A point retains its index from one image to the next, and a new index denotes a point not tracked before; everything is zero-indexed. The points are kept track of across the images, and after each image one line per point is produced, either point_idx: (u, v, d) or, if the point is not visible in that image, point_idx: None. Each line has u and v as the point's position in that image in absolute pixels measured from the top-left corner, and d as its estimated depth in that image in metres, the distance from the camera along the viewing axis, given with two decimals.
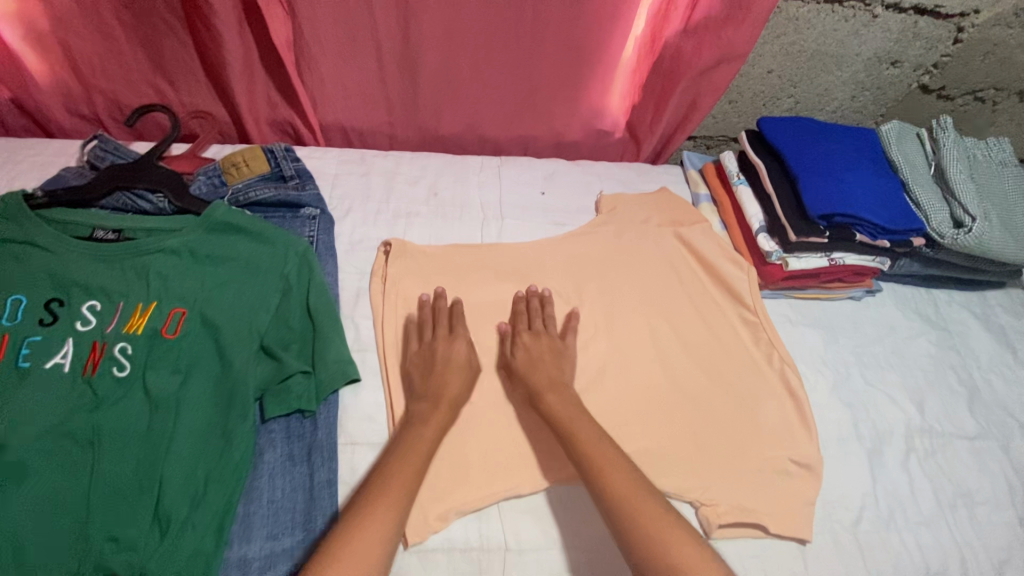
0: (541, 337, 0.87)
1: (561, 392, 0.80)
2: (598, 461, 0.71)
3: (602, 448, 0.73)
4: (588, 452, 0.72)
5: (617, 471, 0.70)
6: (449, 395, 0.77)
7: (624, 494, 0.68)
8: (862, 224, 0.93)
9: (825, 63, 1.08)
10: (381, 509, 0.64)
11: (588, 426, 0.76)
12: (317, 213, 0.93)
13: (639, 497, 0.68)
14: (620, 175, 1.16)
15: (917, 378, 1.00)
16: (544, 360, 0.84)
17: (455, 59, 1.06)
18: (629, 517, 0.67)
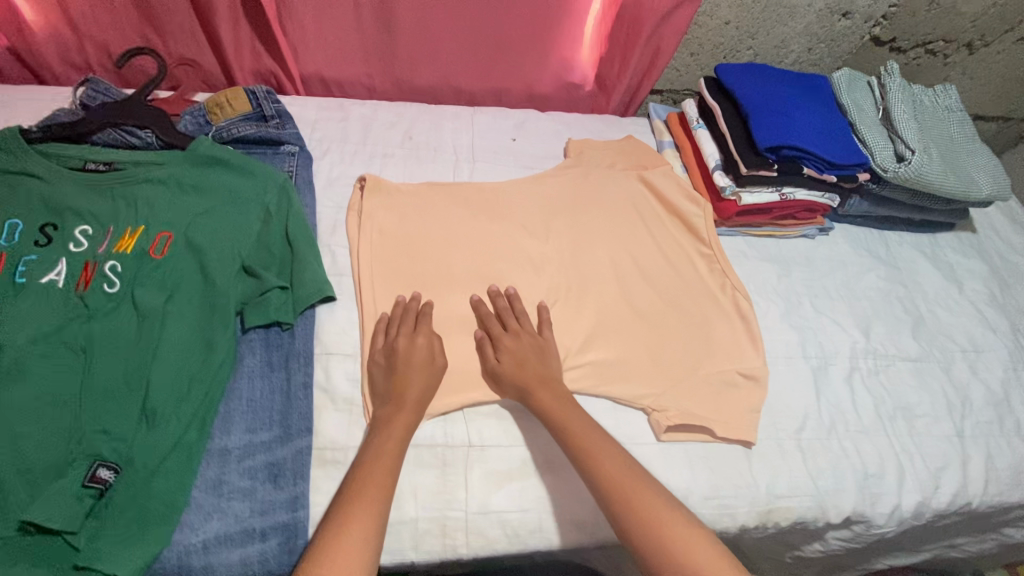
0: (521, 335, 0.86)
1: (551, 389, 0.81)
2: (583, 450, 0.74)
3: (591, 434, 0.76)
4: (573, 441, 0.75)
5: (604, 453, 0.75)
6: (412, 398, 0.77)
7: (609, 476, 0.72)
8: (808, 158, 0.99)
9: (779, 14, 1.14)
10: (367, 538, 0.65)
11: (574, 416, 0.78)
12: (296, 150, 0.99)
13: (626, 479, 0.72)
14: (588, 125, 1.23)
15: (865, 307, 1.07)
16: (525, 355, 0.83)
17: (429, 10, 1.11)
18: (621, 505, 0.70)
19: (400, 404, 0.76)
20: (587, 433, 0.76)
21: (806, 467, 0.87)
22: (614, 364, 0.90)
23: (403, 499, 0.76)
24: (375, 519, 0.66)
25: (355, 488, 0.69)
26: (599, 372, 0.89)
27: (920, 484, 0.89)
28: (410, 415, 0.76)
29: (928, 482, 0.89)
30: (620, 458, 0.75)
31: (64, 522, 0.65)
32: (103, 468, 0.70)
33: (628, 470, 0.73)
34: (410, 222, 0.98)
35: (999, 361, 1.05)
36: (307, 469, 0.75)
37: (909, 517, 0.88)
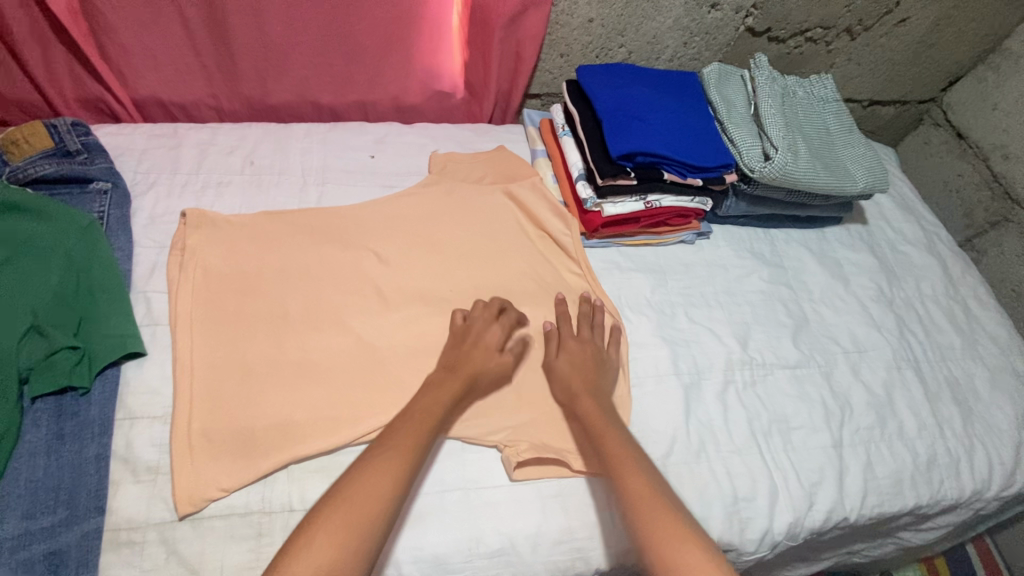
0: (585, 343, 0.86)
1: (596, 399, 0.80)
2: (621, 464, 0.71)
3: (628, 454, 0.72)
4: (615, 458, 0.72)
5: (634, 477, 0.69)
6: (472, 372, 0.79)
7: (637, 502, 0.67)
8: (668, 163, 0.94)
9: (644, 9, 1.08)
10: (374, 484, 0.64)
11: (616, 431, 0.75)
12: (109, 187, 0.89)
13: (652, 506, 0.66)
14: (457, 136, 1.16)
15: (744, 314, 1.02)
16: (582, 359, 0.84)
17: (266, 21, 1.02)
18: (647, 526, 0.64)
19: (457, 373, 0.79)
20: (623, 450, 0.72)
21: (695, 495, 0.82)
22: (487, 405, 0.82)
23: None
24: (399, 474, 0.66)
25: (393, 443, 0.68)
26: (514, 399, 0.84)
27: (792, 505, 0.84)
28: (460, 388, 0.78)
29: (801, 502, 0.85)
30: (652, 484, 0.69)
31: None
32: None
33: (656, 494, 0.67)
34: (245, 255, 0.90)
35: (883, 361, 1.01)
36: (94, 556, 0.67)
37: (782, 539, 0.84)
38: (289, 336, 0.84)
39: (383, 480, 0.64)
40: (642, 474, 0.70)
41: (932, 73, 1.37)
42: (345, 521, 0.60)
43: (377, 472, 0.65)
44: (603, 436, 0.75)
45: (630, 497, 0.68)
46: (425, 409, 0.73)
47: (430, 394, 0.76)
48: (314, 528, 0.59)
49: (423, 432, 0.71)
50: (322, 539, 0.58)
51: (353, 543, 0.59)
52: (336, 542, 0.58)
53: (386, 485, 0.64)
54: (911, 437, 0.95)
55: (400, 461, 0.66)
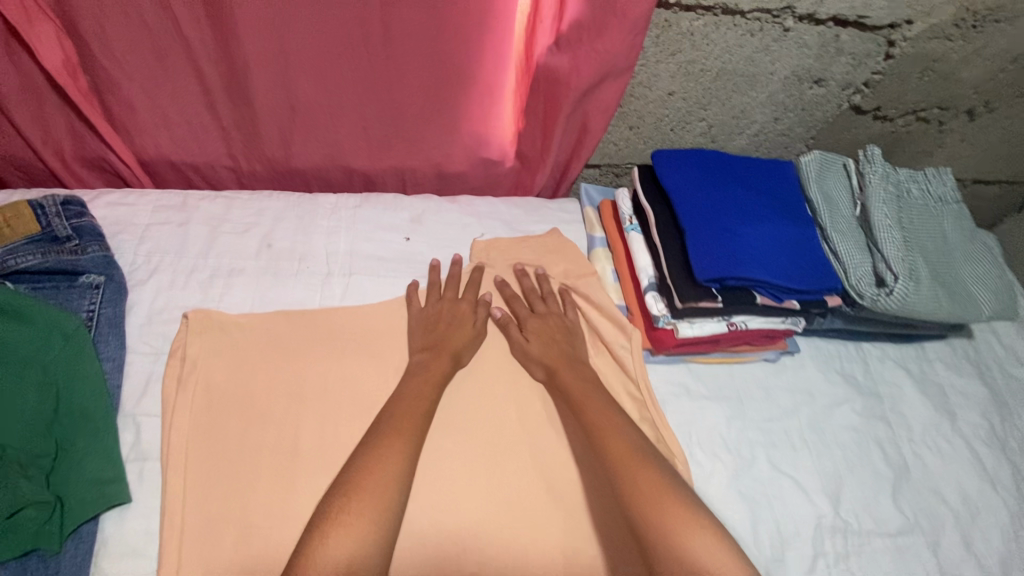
0: (548, 317, 0.85)
1: (573, 368, 0.80)
2: (601, 424, 0.73)
3: (609, 416, 0.74)
4: (591, 420, 0.73)
5: (614, 435, 0.71)
6: (453, 348, 0.80)
7: (620, 463, 0.69)
8: (762, 285, 0.78)
9: (736, 83, 0.91)
10: (396, 442, 0.67)
11: (593, 395, 0.76)
12: (102, 281, 0.77)
13: (633, 465, 0.68)
14: (503, 213, 1.00)
15: (835, 460, 0.86)
16: (550, 335, 0.83)
17: (295, 80, 0.88)
18: (627, 481, 0.67)
19: (437, 350, 0.79)
20: (603, 418, 0.73)
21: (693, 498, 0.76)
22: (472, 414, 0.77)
23: None
24: (408, 460, 0.67)
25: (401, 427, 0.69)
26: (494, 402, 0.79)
27: None
28: (444, 364, 0.78)
29: None
30: (630, 443, 0.70)
31: None
32: None
33: (640, 455, 0.69)
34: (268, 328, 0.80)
35: (999, 527, 0.85)
36: None
37: None
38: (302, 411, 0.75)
39: (398, 456, 0.66)
40: (628, 440, 0.71)
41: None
42: (367, 501, 0.62)
43: (390, 454, 0.66)
44: (583, 398, 0.76)
45: (614, 458, 0.69)
46: (415, 395, 0.74)
47: (420, 379, 0.76)
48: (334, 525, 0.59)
49: (419, 417, 0.72)
50: (351, 526, 0.60)
51: (381, 523, 0.61)
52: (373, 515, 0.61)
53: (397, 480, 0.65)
54: None
55: (408, 438, 0.69)
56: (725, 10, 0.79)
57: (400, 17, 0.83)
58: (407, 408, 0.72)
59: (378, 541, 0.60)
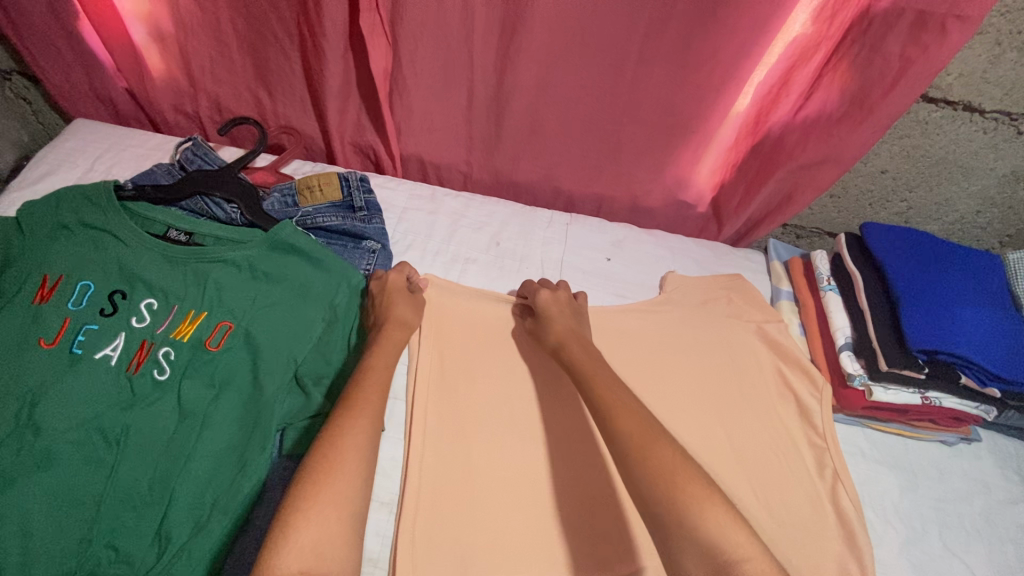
0: (557, 294, 0.90)
1: (581, 343, 0.82)
2: (611, 403, 0.69)
3: (617, 394, 0.71)
4: (601, 397, 0.71)
5: (629, 415, 0.67)
6: (401, 317, 0.84)
7: (631, 438, 0.64)
8: (970, 367, 0.81)
9: (952, 173, 0.96)
10: (361, 424, 0.66)
11: (603, 373, 0.75)
12: (378, 247, 0.93)
13: (650, 441, 0.63)
14: (693, 254, 1.09)
15: (1008, 556, 0.85)
16: (561, 309, 0.88)
17: (545, 110, 1.03)
18: (641, 458, 0.61)
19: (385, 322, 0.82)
20: (615, 393, 0.71)
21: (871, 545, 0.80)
22: (489, 407, 0.85)
23: None
24: (369, 444, 0.66)
25: (358, 411, 0.67)
26: (504, 389, 0.87)
27: None
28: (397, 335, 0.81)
29: None
30: (648, 424, 0.65)
31: None
32: None
33: (651, 432, 0.65)
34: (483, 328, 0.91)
35: None
36: None
37: None
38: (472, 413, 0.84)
39: (359, 444, 0.64)
40: (635, 415, 0.67)
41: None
42: (335, 479, 0.60)
43: (351, 437, 0.64)
44: (592, 372, 0.75)
45: (624, 435, 0.65)
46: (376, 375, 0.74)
47: (374, 352, 0.77)
48: (308, 511, 0.57)
49: (375, 405, 0.70)
50: (316, 517, 0.57)
51: (347, 516, 0.59)
52: (333, 496, 0.59)
53: (362, 469, 0.63)
54: None
55: (365, 425, 0.67)
56: (966, 106, 0.86)
57: (654, 74, 0.95)
58: (360, 400, 0.69)
59: (344, 531, 0.58)
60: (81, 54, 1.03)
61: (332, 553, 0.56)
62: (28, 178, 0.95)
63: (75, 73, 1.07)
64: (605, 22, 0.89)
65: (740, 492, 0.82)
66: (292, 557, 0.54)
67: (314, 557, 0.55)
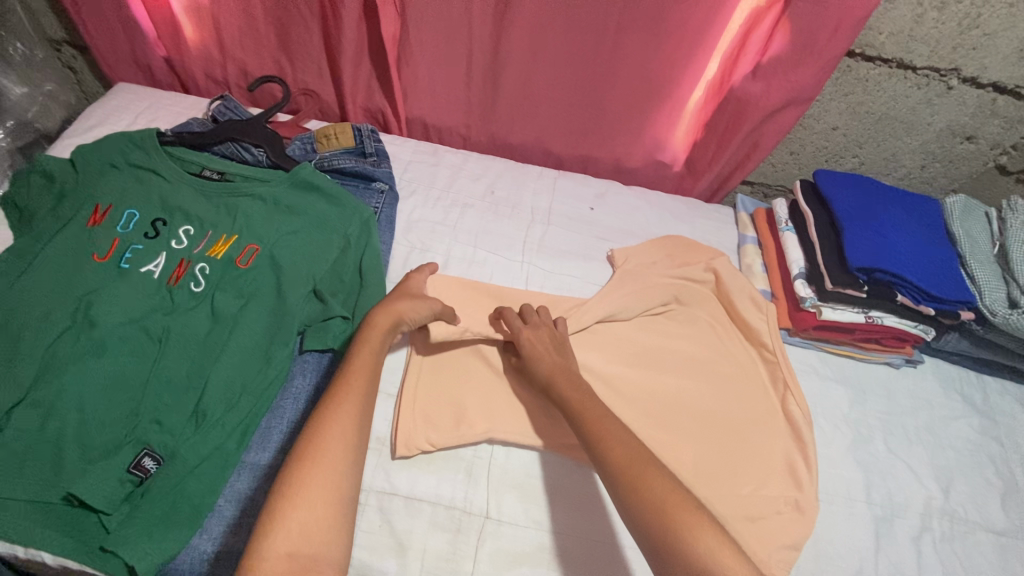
0: (539, 327, 0.88)
1: (573, 381, 0.80)
2: (600, 433, 0.71)
3: (607, 425, 0.72)
4: (590, 428, 0.72)
5: (617, 443, 0.69)
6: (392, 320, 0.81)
7: (627, 466, 0.66)
8: (904, 285, 0.92)
9: (894, 128, 1.09)
10: (345, 411, 0.68)
11: (593, 402, 0.76)
12: (386, 188, 1.05)
13: (643, 468, 0.66)
14: (670, 206, 1.21)
15: (947, 459, 0.95)
16: (544, 345, 0.86)
17: (535, 76, 1.16)
18: (639, 490, 0.63)
19: (379, 315, 0.81)
20: (611, 429, 0.71)
21: (815, 444, 0.90)
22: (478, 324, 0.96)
23: (409, 555, 0.73)
24: (357, 429, 0.68)
25: (344, 403, 0.69)
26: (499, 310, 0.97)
27: None
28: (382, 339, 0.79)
29: None
30: (636, 453, 0.68)
31: (102, 502, 0.71)
32: (148, 457, 0.76)
33: (642, 461, 0.67)
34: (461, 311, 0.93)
35: None
36: None
37: None
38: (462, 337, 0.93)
39: (344, 434, 0.67)
40: (625, 449, 0.69)
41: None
42: (314, 484, 0.62)
43: (339, 423, 0.67)
44: (581, 406, 0.75)
45: (616, 467, 0.67)
46: (362, 365, 0.74)
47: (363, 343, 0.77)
48: (297, 492, 0.61)
49: (362, 393, 0.72)
50: (300, 507, 0.60)
51: (335, 501, 0.62)
52: (317, 502, 0.61)
53: (348, 453, 0.66)
54: None
55: (348, 415, 0.68)
56: (899, 63, 0.99)
57: (630, 41, 1.07)
58: (344, 393, 0.70)
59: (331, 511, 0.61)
60: (126, 24, 1.17)
61: (321, 534, 0.60)
62: (81, 129, 1.09)
63: (121, 43, 1.21)
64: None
65: (704, 399, 0.93)
66: (281, 540, 0.58)
67: (301, 536, 0.59)
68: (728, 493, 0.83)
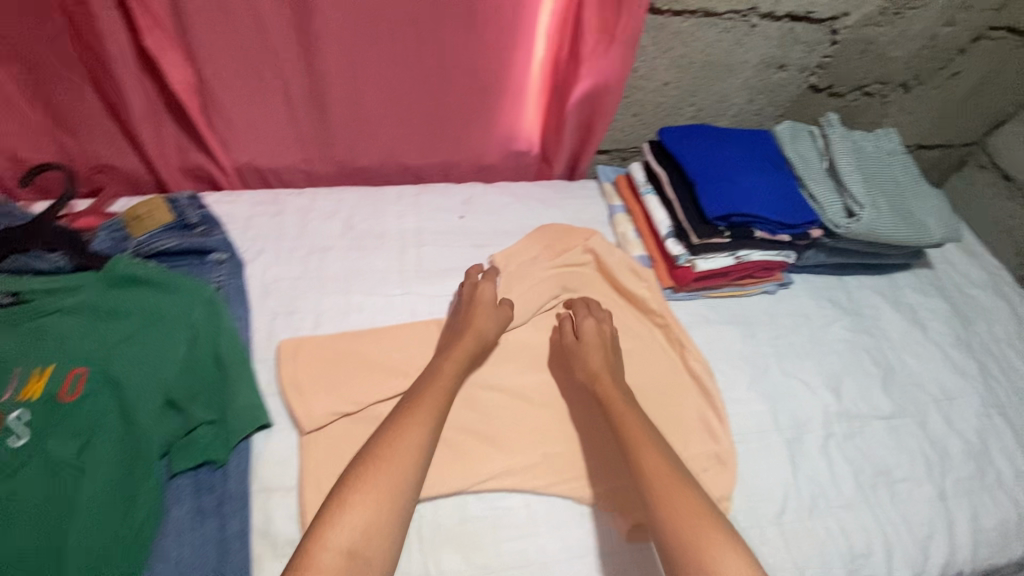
0: (587, 323, 0.92)
1: (616, 381, 0.85)
2: (635, 439, 0.76)
3: (641, 430, 0.77)
4: (626, 432, 0.77)
5: (650, 453, 0.74)
6: (476, 328, 0.88)
7: (655, 480, 0.72)
8: (760, 221, 0.97)
9: (717, 72, 1.13)
10: (417, 421, 0.74)
11: (633, 412, 0.80)
12: (226, 257, 0.93)
13: (675, 483, 0.71)
14: (538, 194, 1.19)
15: (833, 364, 1.04)
16: (601, 343, 0.90)
17: (361, 92, 1.07)
18: (663, 503, 0.70)
19: (463, 336, 0.87)
20: (641, 431, 0.77)
21: (720, 391, 0.95)
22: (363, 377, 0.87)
23: None
24: (428, 438, 0.73)
25: (426, 406, 0.76)
26: (396, 343, 0.91)
27: (909, 558, 0.85)
28: (469, 345, 0.86)
29: (918, 557, 0.86)
30: (667, 462, 0.74)
31: None
32: None
33: (673, 475, 0.72)
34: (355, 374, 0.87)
35: (972, 408, 1.03)
36: None
37: None
38: (344, 381, 0.85)
39: (417, 440, 0.72)
40: (655, 459, 0.74)
41: (987, 111, 1.38)
42: (382, 483, 0.67)
43: (412, 433, 0.72)
44: (622, 416, 0.79)
45: (650, 475, 0.72)
46: (441, 378, 0.81)
47: (448, 359, 0.84)
48: (367, 487, 0.66)
49: (434, 401, 0.77)
50: (362, 505, 0.65)
51: (392, 500, 0.67)
52: (376, 505, 0.66)
53: (417, 453, 0.71)
54: (1011, 485, 0.96)
55: (423, 423, 0.74)
56: (704, 12, 1.02)
57: (452, 38, 1.03)
58: (421, 400, 0.77)
59: (388, 523, 0.65)
60: None
61: (375, 531, 0.64)
62: None
63: None
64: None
65: None
66: (338, 538, 0.63)
67: (362, 536, 0.63)
68: None
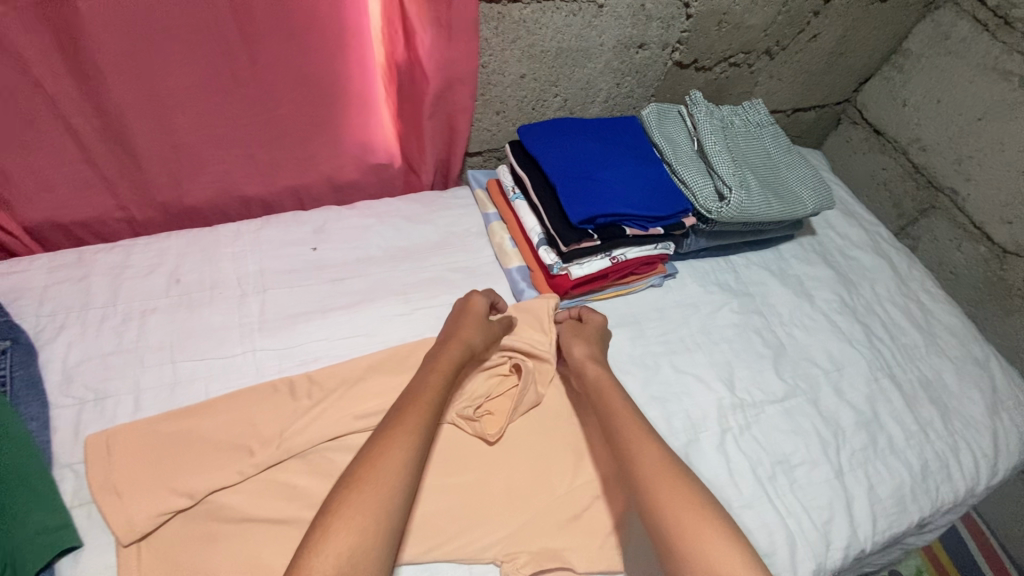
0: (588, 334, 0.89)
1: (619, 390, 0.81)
2: (630, 438, 0.73)
3: (637, 425, 0.75)
4: (622, 433, 0.74)
5: (647, 447, 0.72)
6: (464, 339, 0.82)
7: (653, 481, 0.68)
8: (629, 218, 0.93)
9: (574, 58, 1.06)
10: (403, 435, 0.66)
11: (630, 411, 0.78)
12: (7, 345, 0.78)
13: (670, 482, 0.68)
14: (403, 210, 1.08)
15: (724, 352, 1.01)
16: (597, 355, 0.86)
17: (172, 122, 0.92)
18: (656, 505, 0.66)
19: (451, 344, 0.81)
20: (635, 430, 0.74)
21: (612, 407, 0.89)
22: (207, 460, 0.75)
23: None
24: (410, 459, 0.65)
25: (413, 414, 0.69)
26: (240, 411, 0.79)
27: (812, 550, 0.83)
28: (455, 352, 0.80)
29: (819, 545, 0.84)
30: (666, 458, 0.71)
31: None
32: None
33: (671, 479, 0.68)
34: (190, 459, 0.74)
35: (862, 375, 1.03)
36: None
37: None
38: (174, 471, 0.72)
39: (401, 459, 0.64)
40: (653, 459, 0.71)
41: (854, 70, 1.39)
42: (370, 500, 0.60)
43: (393, 452, 0.64)
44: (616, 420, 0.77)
45: (643, 475, 0.69)
46: (425, 394, 0.73)
47: (431, 370, 0.77)
48: (347, 516, 0.58)
49: (421, 419, 0.69)
50: (345, 527, 0.57)
51: (372, 532, 0.58)
52: (366, 536, 0.57)
53: (400, 473, 0.63)
54: (902, 448, 0.97)
55: (410, 437, 0.66)
56: None
57: (269, 49, 0.89)
58: (409, 411, 0.69)
59: (376, 554, 0.57)
60: None
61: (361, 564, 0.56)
62: None
63: None
64: (181, 5, 0.81)
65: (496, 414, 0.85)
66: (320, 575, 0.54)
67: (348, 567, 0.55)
68: (549, 505, 0.77)
